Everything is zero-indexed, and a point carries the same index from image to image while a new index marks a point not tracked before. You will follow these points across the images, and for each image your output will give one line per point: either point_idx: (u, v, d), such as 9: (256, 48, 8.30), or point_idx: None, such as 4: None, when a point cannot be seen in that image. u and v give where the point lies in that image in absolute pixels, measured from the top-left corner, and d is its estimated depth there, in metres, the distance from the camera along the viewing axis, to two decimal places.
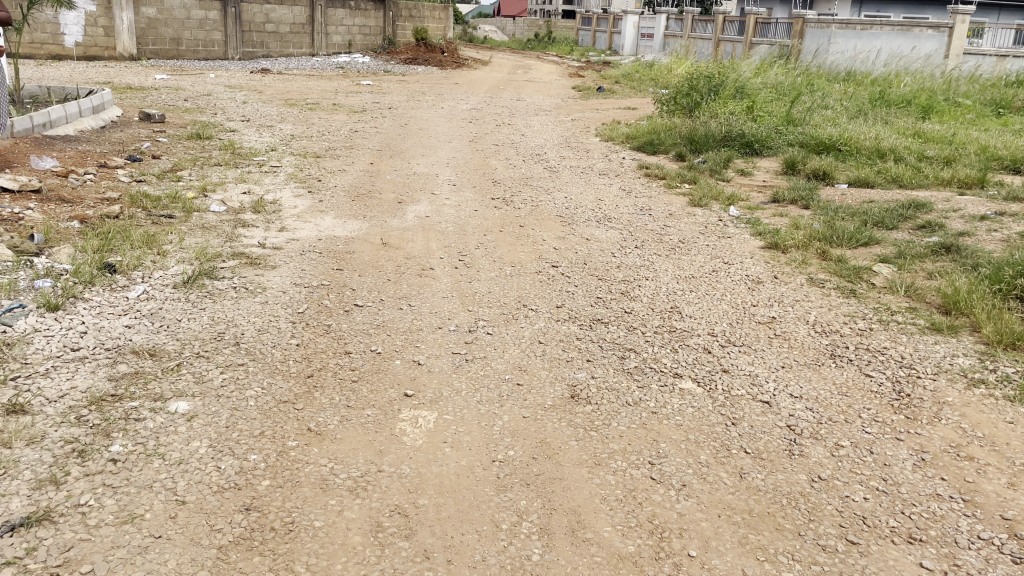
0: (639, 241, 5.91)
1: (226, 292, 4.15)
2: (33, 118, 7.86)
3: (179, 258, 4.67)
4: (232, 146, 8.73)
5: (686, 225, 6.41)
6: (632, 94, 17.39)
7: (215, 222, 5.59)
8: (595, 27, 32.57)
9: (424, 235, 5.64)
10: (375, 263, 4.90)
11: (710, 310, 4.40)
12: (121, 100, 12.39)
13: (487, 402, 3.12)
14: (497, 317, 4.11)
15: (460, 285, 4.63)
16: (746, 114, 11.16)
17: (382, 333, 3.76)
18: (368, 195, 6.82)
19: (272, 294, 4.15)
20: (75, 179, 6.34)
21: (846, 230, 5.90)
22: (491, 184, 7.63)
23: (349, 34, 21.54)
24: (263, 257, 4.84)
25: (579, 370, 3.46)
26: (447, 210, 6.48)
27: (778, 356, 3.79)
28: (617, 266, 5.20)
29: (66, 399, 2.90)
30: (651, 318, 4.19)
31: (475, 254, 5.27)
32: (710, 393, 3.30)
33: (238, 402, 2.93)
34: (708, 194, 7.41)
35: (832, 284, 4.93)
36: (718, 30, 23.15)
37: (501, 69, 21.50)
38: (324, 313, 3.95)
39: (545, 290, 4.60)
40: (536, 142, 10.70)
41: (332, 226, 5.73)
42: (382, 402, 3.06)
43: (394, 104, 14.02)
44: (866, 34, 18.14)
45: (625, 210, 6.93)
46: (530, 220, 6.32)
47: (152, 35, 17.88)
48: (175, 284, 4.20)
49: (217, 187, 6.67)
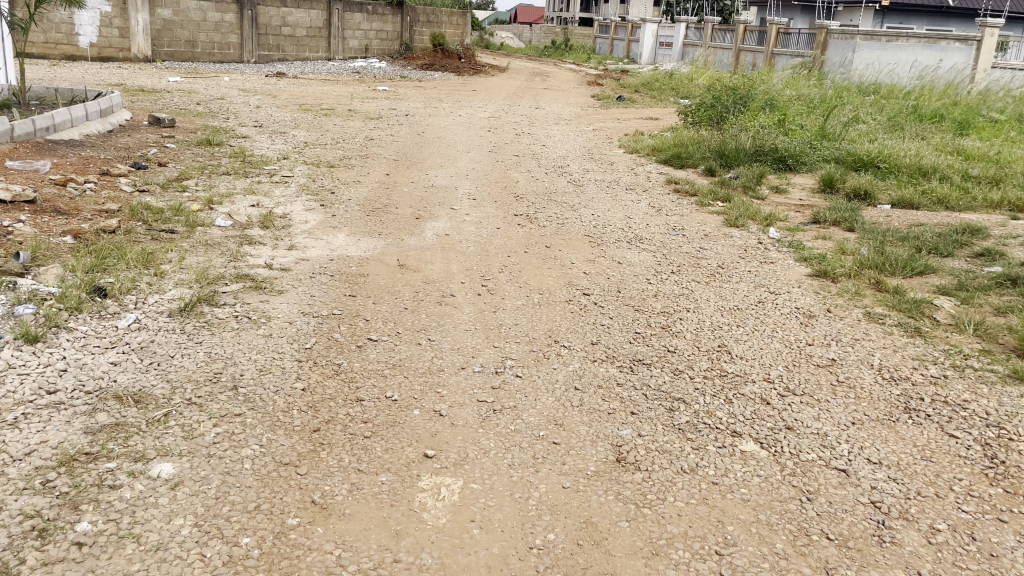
0: (675, 265, 5.49)
1: (227, 322, 3.74)
2: (36, 122, 7.52)
3: (177, 280, 4.29)
4: (243, 153, 8.36)
5: (724, 248, 5.98)
6: (654, 103, 16.94)
7: (220, 238, 5.20)
8: (613, 35, 32.14)
9: (443, 256, 5.23)
10: (390, 288, 4.49)
11: (762, 350, 3.96)
12: (132, 103, 12.08)
13: (519, 466, 2.69)
14: (527, 355, 3.68)
15: (485, 316, 4.21)
16: (778, 126, 10.71)
17: (399, 375, 3.34)
18: (384, 209, 6.43)
19: (277, 325, 3.74)
20: (74, 188, 5.98)
21: (899, 258, 5.46)
22: (513, 199, 7.22)
23: (365, 38, 21.17)
24: (269, 279, 4.44)
25: (624, 425, 3.02)
26: (467, 227, 6.07)
27: (847, 410, 3.36)
28: (655, 294, 4.77)
29: (33, 458, 2.49)
30: (699, 359, 3.76)
31: (500, 278, 4.86)
32: (777, 459, 2.87)
33: (231, 466, 2.52)
34: (745, 212, 6.98)
35: (893, 321, 4.48)
36: (739, 39, 22.72)
37: (519, 76, 21.15)
38: (335, 349, 3.54)
39: (577, 323, 4.17)
40: (558, 153, 10.29)
41: (345, 245, 5.33)
42: (399, 465, 2.64)
43: (411, 111, 13.66)
44: (892, 46, 17.54)
45: (657, 229, 6.50)
46: (557, 240, 5.90)
47: (167, 37, 17.64)
48: (171, 312, 3.80)
49: (225, 198, 6.29)
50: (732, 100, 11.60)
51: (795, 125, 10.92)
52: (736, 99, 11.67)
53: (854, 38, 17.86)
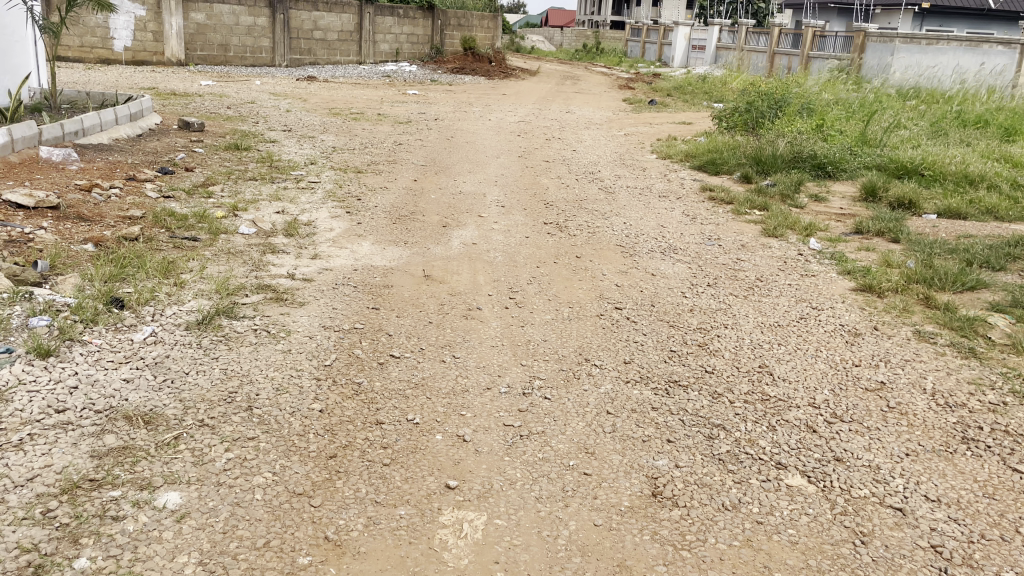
0: (711, 277, 5.27)
1: (245, 336, 3.61)
2: (65, 126, 7.49)
3: (197, 290, 4.18)
4: (270, 158, 8.30)
5: (762, 259, 5.76)
6: (686, 108, 16.66)
7: (243, 246, 5.09)
8: (645, 38, 31.83)
9: (471, 266, 5.08)
10: (415, 300, 4.34)
11: (805, 372, 3.75)
12: (163, 106, 12.11)
13: (548, 499, 2.51)
14: (556, 375, 3.50)
15: (513, 331, 4.04)
16: (816, 132, 10.41)
17: (422, 395, 3.17)
18: (411, 216, 6.30)
19: (296, 339, 3.60)
20: (99, 194, 5.93)
21: (949, 272, 5.19)
22: (543, 206, 7.05)
23: (396, 42, 21.14)
24: (291, 290, 4.32)
25: (660, 454, 2.83)
26: (495, 235, 5.92)
27: (899, 441, 3.14)
28: (690, 308, 4.57)
29: (35, 484, 2.36)
30: (739, 381, 3.55)
31: (528, 290, 4.69)
32: (826, 495, 2.66)
33: (240, 496, 2.38)
34: (783, 222, 6.74)
35: (945, 340, 4.23)
36: (773, 42, 22.33)
37: (549, 79, 20.96)
38: (355, 366, 3.39)
39: (609, 339, 3.98)
40: (589, 159, 10.10)
41: (370, 254, 5.19)
42: (419, 497, 2.47)
43: (440, 115, 13.54)
44: (932, 49, 17.08)
45: (692, 239, 6.28)
46: (588, 250, 5.71)
47: (200, 41, 17.73)
48: (188, 325, 3.68)
49: (250, 204, 6.20)
50: (768, 105, 11.32)
51: (833, 130, 10.62)
52: (772, 104, 11.39)
53: (892, 42, 17.45)
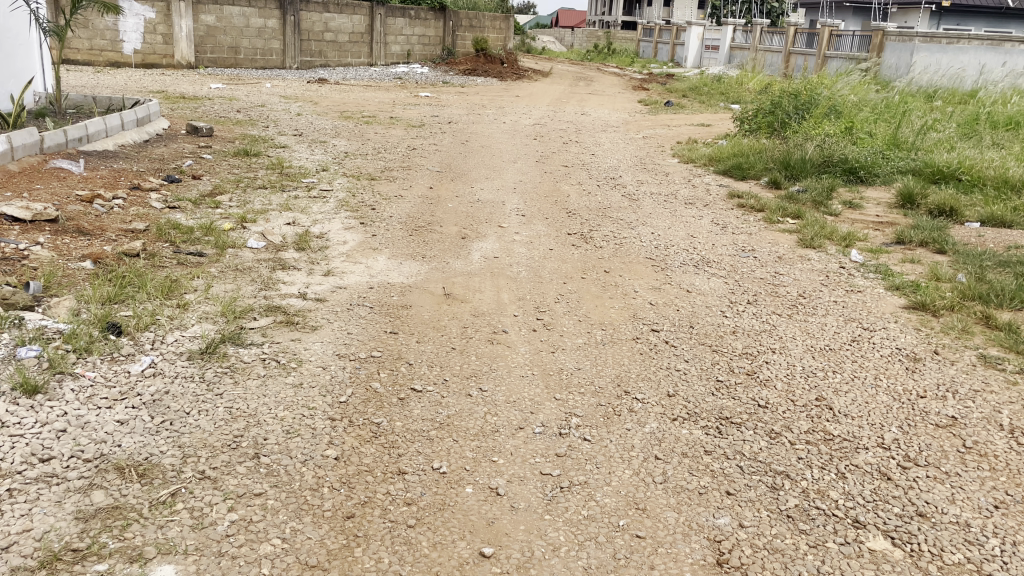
0: (751, 294, 4.93)
1: (253, 367, 3.29)
2: (68, 132, 7.22)
3: (202, 313, 3.88)
4: (281, 164, 8.01)
5: (802, 273, 5.41)
6: (704, 109, 16.28)
7: (251, 262, 4.78)
8: (657, 38, 31.42)
9: (493, 282, 4.75)
10: (436, 323, 4.01)
11: (867, 407, 3.40)
12: (172, 110, 11.86)
13: (597, 570, 2.19)
14: (594, 411, 3.16)
15: (543, 358, 3.71)
16: (845, 134, 10.03)
17: (448, 438, 2.84)
18: (427, 227, 5.99)
19: (308, 370, 3.28)
20: (101, 205, 5.65)
21: (1007, 288, 4.83)
22: (565, 215, 6.72)
23: (408, 44, 20.83)
24: (303, 313, 4.00)
25: (720, 512, 2.50)
26: (517, 248, 5.60)
27: (984, 489, 2.79)
28: (733, 330, 4.22)
29: (9, 556, 2.06)
30: (797, 419, 3.21)
31: (556, 310, 4.36)
32: (915, 562, 2.34)
33: (244, 570, 2.07)
34: (820, 231, 6.39)
35: (1014, 366, 3.87)
36: (789, 42, 21.90)
37: (562, 81, 20.60)
38: (374, 402, 3.06)
39: (648, 367, 3.64)
40: (609, 163, 9.76)
41: (386, 269, 4.87)
42: (450, 569, 2.16)
43: (454, 118, 13.23)
44: (953, 49, 16.68)
45: (724, 250, 5.94)
46: (617, 263, 5.37)
47: (210, 43, 17.51)
48: (191, 355, 3.37)
49: (259, 215, 5.91)
50: (793, 107, 10.95)
51: (861, 133, 10.24)
52: (797, 105, 11.02)
53: (911, 41, 17.06)
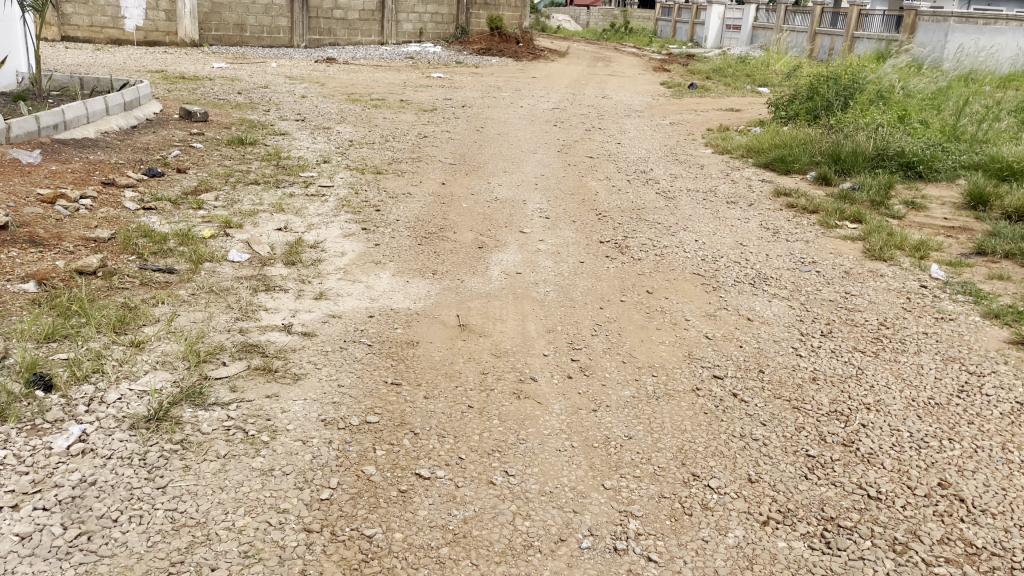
0: (824, 323, 4.14)
1: (212, 442, 2.54)
2: (40, 119, 6.47)
3: (159, 356, 3.13)
4: (277, 156, 7.24)
5: (878, 295, 4.62)
6: (730, 92, 15.36)
7: (230, 282, 4.02)
8: (675, 18, 30.31)
9: (517, 308, 3.99)
10: (450, 368, 3.25)
11: (1007, 498, 2.62)
12: (168, 92, 11.08)
13: None
14: (656, 509, 2.40)
15: (582, 420, 2.93)
16: (896, 123, 9.14)
17: (465, 560, 2.10)
18: (439, 233, 5.22)
19: (283, 446, 2.53)
20: (64, 207, 4.90)
21: None
22: (595, 218, 5.94)
23: (420, 21, 19.89)
24: (285, 354, 3.25)
25: None
26: (543, 259, 4.83)
27: None
28: (814, 378, 3.44)
29: None
30: (924, 520, 2.45)
31: (595, 348, 3.60)
32: None
33: None
34: (888, 240, 5.59)
35: None
36: (815, 22, 20.81)
37: (580, 61, 19.67)
38: (365, 500, 2.30)
39: (717, 436, 2.87)
40: (637, 154, 8.94)
41: (391, 290, 4.11)
42: None
43: (467, 102, 12.39)
44: (990, 29, 15.76)
45: (781, 263, 5.14)
46: (660, 281, 4.58)
47: (215, 21, 16.73)
48: (134, 422, 2.62)
49: (248, 219, 5.15)
50: (835, 92, 10.08)
51: (913, 123, 9.36)
52: (840, 91, 10.13)
53: (946, 21, 16.11)
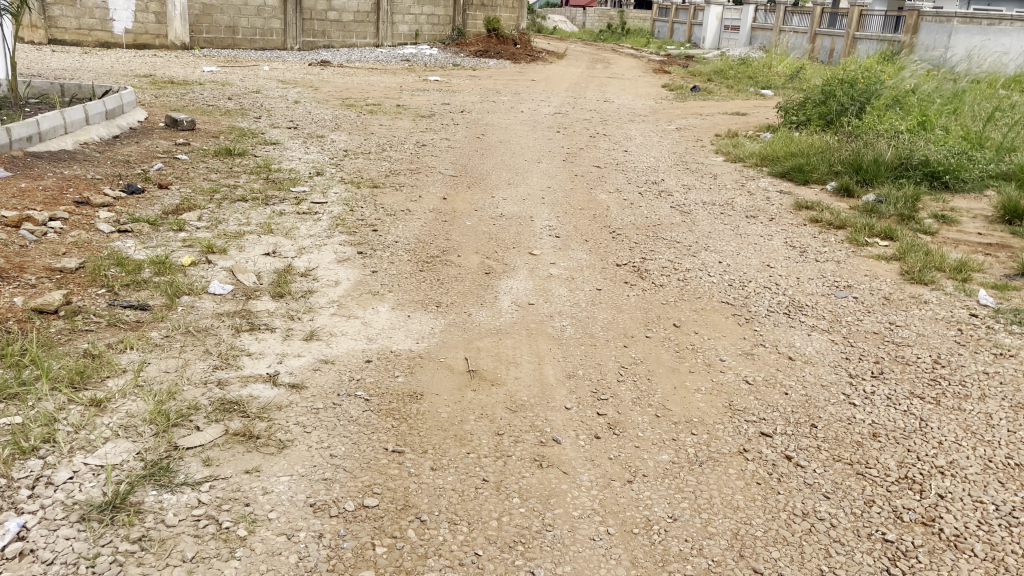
0: (873, 362, 3.72)
1: (178, 541, 2.11)
2: (12, 131, 6.01)
3: (121, 417, 2.69)
4: (267, 168, 6.81)
5: (926, 325, 4.20)
6: (734, 95, 14.93)
7: (210, 320, 3.59)
8: (672, 18, 29.86)
9: (533, 348, 3.56)
10: (460, 428, 2.82)
11: None
12: (154, 98, 10.61)
13: None
14: None
15: (616, 495, 2.51)
16: (916, 129, 8.72)
17: None
18: (441, 257, 4.78)
19: (264, 545, 2.12)
20: (29, 232, 4.44)
21: None
22: (609, 236, 5.52)
23: (416, 23, 19.43)
24: (268, 413, 2.81)
25: None
26: (557, 287, 4.40)
27: None
28: (875, 434, 3.01)
29: None
30: None
31: (624, 398, 3.17)
32: None
33: None
34: (927, 260, 5.17)
35: None
36: (815, 22, 20.40)
37: (580, 63, 19.24)
38: None
39: (775, 516, 2.45)
40: (647, 163, 8.51)
41: (390, 328, 3.67)
42: None
43: (466, 106, 11.95)
44: (994, 29, 15.38)
45: (814, 288, 4.73)
46: (687, 312, 4.16)
47: (206, 23, 16.24)
48: (85, 513, 2.18)
49: (233, 242, 4.71)
50: (849, 96, 9.65)
51: (933, 129, 8.95)
52: (855, 95, 9.71)
53: (948, 21, 15.69)
